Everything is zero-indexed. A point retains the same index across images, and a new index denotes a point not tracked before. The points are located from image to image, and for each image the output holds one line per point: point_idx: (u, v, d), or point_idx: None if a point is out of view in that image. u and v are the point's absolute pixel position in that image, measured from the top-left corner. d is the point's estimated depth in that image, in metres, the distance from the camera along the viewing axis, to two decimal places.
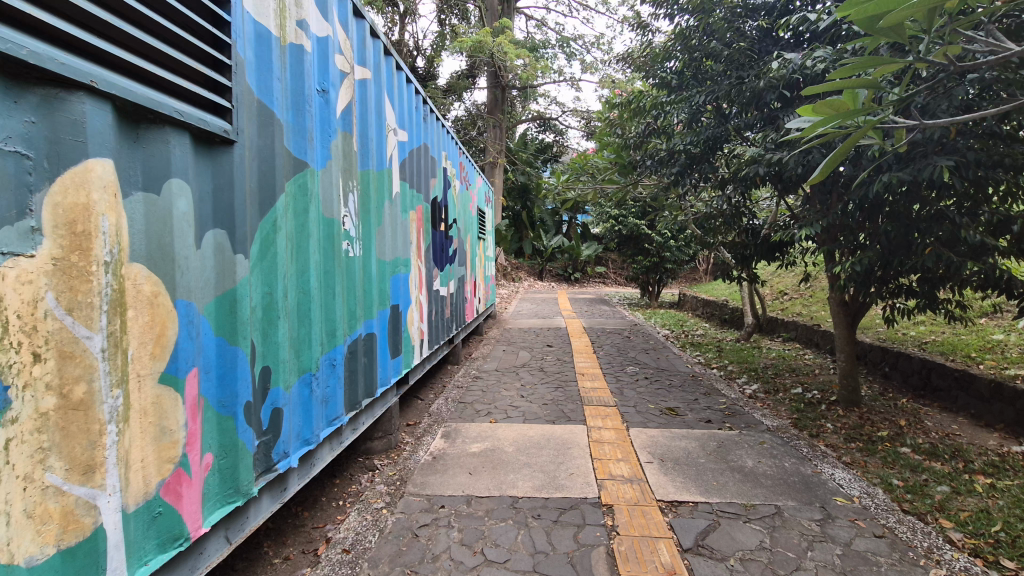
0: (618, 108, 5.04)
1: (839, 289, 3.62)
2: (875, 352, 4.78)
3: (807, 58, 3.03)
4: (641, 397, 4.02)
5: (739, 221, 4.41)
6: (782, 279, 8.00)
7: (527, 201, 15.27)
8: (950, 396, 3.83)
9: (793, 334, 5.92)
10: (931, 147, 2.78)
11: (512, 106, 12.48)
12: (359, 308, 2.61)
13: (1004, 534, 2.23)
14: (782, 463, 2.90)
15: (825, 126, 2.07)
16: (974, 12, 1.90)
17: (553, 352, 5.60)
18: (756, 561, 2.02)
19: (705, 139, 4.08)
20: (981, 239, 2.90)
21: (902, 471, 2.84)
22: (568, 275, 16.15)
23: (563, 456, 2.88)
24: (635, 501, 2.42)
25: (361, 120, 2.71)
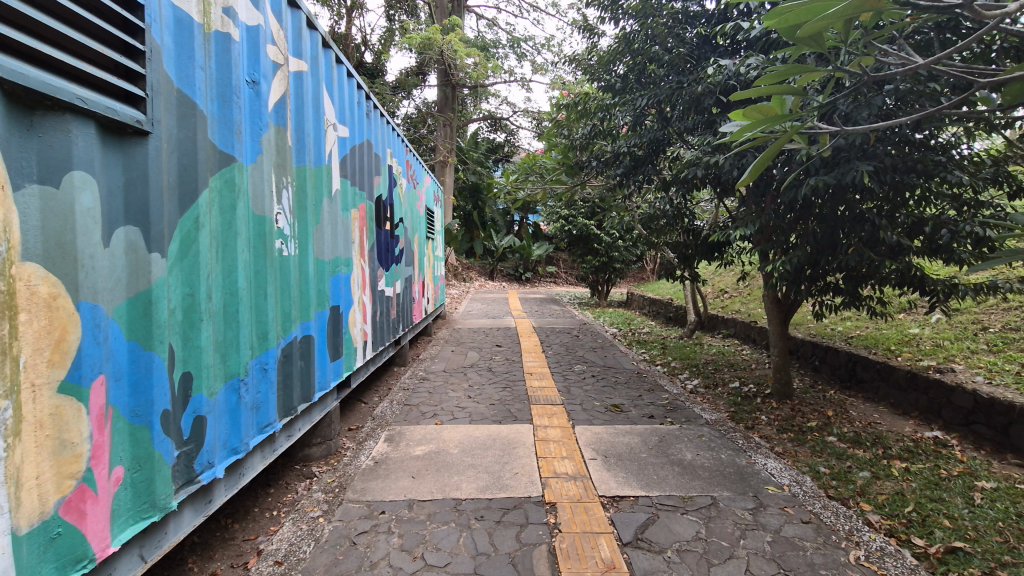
0: (565, 109, 5.08)
1: (773, 288, 3.79)
2: (807, 347, 5.04)
3: (741, 65, 3.15)
4: (587, 395, 4.07)
5: (680, 221, 4.54)
6: (722, 278, 8.33)
7: (478, 201, 15.20)
8: (872, 387, 4.10)
9: (732, 330, 6.16)
10: (853, 153, 2.94)
11: (463, 105, 12.41)
12: (294, 309, 2.50)
13: (916, 514, 2.40)
14: (719, 455, 3.00)
15: (754, 129, 2.13)
16: (887, 26, 2.02)
17: (502, 352, 5.60)
18: (692, 552, 2.08)
19: (648, 141, 4.17)
20: (897, 240, 3.10)
21: (829, 459, 3.00)
22: (520, 276, 16.32)
23: (508, 456, 2.88)
24: (578, 499, 2.44)
25: (296, 114, 2.60)
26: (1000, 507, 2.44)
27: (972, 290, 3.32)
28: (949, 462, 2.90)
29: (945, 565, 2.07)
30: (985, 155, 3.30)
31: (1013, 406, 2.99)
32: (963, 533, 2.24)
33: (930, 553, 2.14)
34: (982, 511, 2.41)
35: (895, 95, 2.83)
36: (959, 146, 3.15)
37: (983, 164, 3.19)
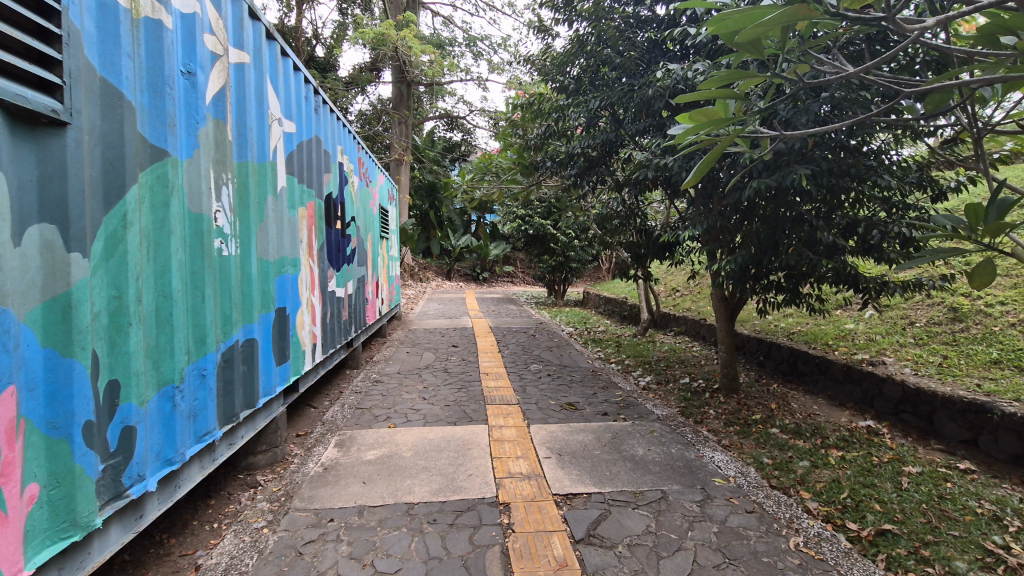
0: (520, 109, 5.10)
1: (720, 286, 3.91)
2: (752, 343, 5.25)
3: (688, 70, 3.24)
4: (542, 394, 4.09)
5: (633, 221, 4.63)
6: (673, 277, 8.57)
7: (434, 200, 15.04)
8: (812, 380, 4.31)
9: (683, 328, 6.34)
10: (793, 157, 3.07)
11: (419, 103, 12.26)
12: (235, 312, 2.40)
13: (850, 500, 2.53)
14: (669, 450, 3.08)
15: (698, 133, 2.18)
16: (820, 36, 2.11)
17: (458, 352, 5.56)
18: (643, 545, 2.12)
19: (601, 143, 4.23)
20: (833, 240, 3.27)
21: (771, 450, 3.12)
22: (477, 275, 16.31)
23: (463, 457, 2.86)
24: (532, 498, 2.45)
25: (237, 107, 2.49)
26: (924, 491, 2.61)
27: (899, 287, 3.54)
28: (880, 449, 3.08)
29: (876, 547, 2.20)
30: (912, 160, 3.52)
31: (936, 395, 3.21)
32: (891, 515, 2.39)
33: (862, 536, 2.26)
34: (908, 494, 2.57)
35: (830, 102, 2.98)
36: (889, 152, 3.34)
37: (909, 169, 3.40)
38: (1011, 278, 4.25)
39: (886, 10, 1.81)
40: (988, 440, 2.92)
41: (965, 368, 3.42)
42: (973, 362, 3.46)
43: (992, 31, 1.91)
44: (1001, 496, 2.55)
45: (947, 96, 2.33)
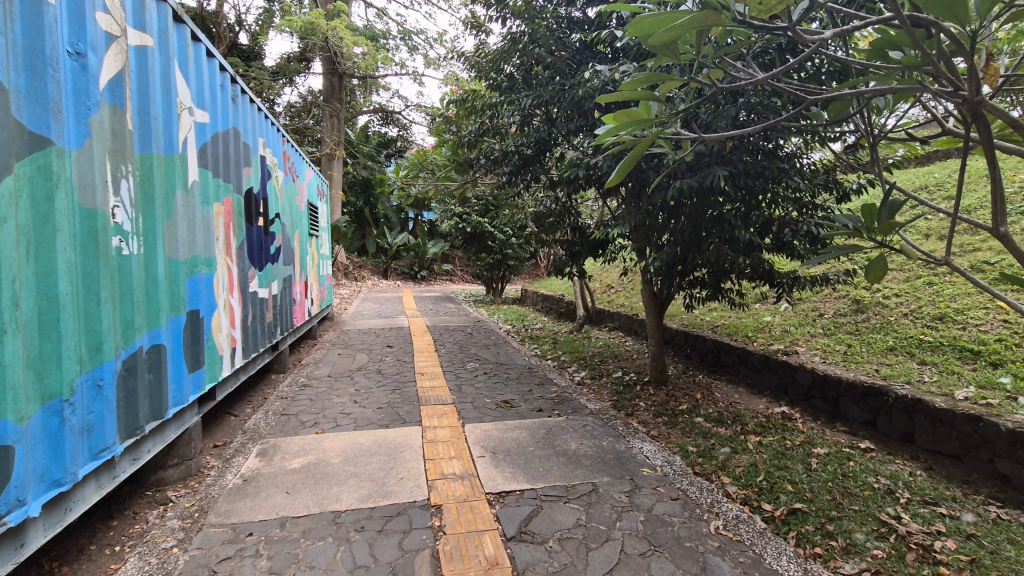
0: (454, 105, 5.04)
1: (649, 282, 4.05)
2: (680, 337, 5.48)
3: (615, 72, 3.32)
4: (478, 393, 4.07)
5: (567, 219, 4.69)
6: (608, 274, 8.80)
7: (370, 196, 14.64)
8: (734, 370, 4.56)
9: (617, 323, 6.53)
10: (713, 159, 3.23)
11: (352, 96, 11.89)
12: (138, 316, 2.21)
13: (765, 482, 2.70)
14: (601, 442, 3.15)
15: (623, 132, 2.21)
16: (734, 44, 2.21)
17: (393, 353, 5.44)
18: (572, 539, 2.15)
19: (535, 141, 4.26)
20: (750, 238, 3.46)
21: (696, 438, 3.27)
22: (414, 274, 16.05)
23: (394, 461, 2.79)
24: (464, 498, 2.42)
25: (139, 94, 2.29)
26: (830, 470, 2.82)
27: (808, 281, 3.80)
28: (792, 433, 3.30)
29: (787, 525, 2.35)
30: (820, 164, 3.78)
31: (841, 381, 3.48)
32: (801, 495, 2.56)
33: (775, 516, 2.41)
34: (817, 474, 2.77)
35: (746, 107, 3.14)
36: (799, 156, 3.58)
37: (818, 172, 3.65)
38: (904, 272, 4.67)
39: (789, 20, 1.89)
40: (884, 420, 3.20)
41: (866, 355, 3.73)
42: (872, 349, 3.78)
43: (884, 44, 2.08)
44: (894, 472, 2.80)
45: (846, 104, 2.52)
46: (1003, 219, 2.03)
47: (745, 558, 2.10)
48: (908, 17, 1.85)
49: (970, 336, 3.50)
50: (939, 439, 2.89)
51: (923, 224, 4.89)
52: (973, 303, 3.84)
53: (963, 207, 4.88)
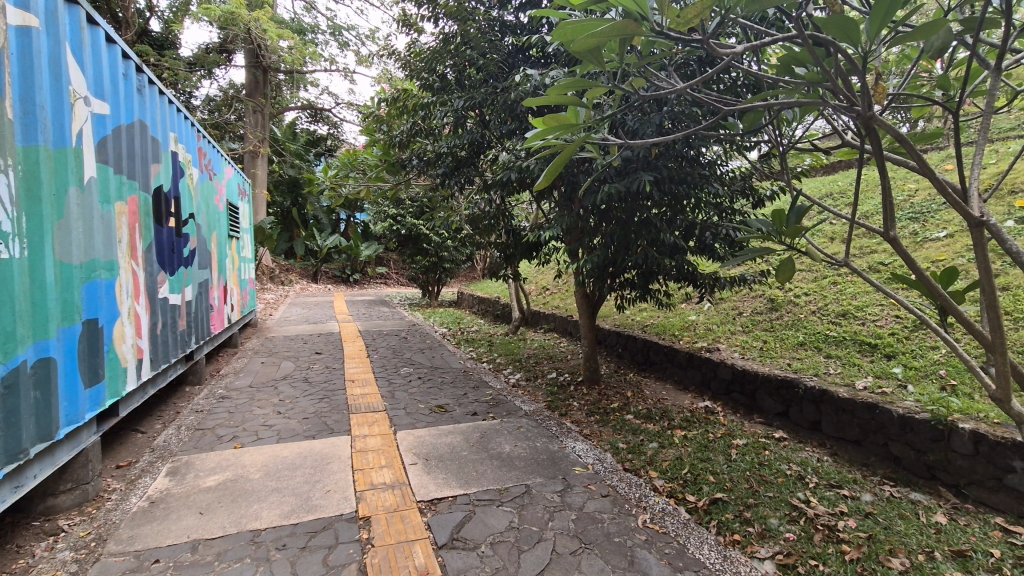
0: (386, 104, 4.92)
1: (582, 284, 4.13)
2: (612, 337, 5.64)
3: (544, 76, 3.37)
4: (411, 399, 3.99)
5: (501, 222, 4.70)
6: (544, 276, 8.92)
7: (298, 196, 14.02)
8: (662, 367, 4.75)
9: (552, 325, 6.62)
10: (639, 164, 3.35)
11: (278, 91, 11.35)
12: (21, 326, 1.98)
13: (689, 475, 2.82)
14: (534, 444, 3.17)
15: (550, 136, 2.22)
16: (656, 55, 2.30)
17: (322, 360, 5.22)
18: (504, 542, 2.15)
19: (468, 143, 4.24)
20: (674, 241, 3.61)
21: (626, 435, 3.37)
22: (347, 277, 15.53)
23: (320, 473, 2.67)
24: (394, 508, 2.36)
25: (20, 80, 2.04)
26: (748, 459, 2.99)
27: (727, 281, 4.03)
28: (715, 426, 3.47)
29: (709, 515, 2.47)
30: (738, 171, 4.01)
31: (757, 375, 3.70)
32: (722, 485, 2.71)
33: (698, 507, 2.53)
34: (736, 464, 2.92)
35: (670, 115, 3.28)
36: (719, 163, 3.78)
37: (736, 179, 3.88)
38: (812, 273, 5.06)
39: (704, 33, 1.98)
40: (795, 411, 3.44)
41: (779, 350, 4.00)
42: (785, 345, 4.05)
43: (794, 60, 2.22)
44: (804, 459, 3.01)
45: (759, 115, 2.68)
46: (891, 224, 2.24)
47: (671, 550, 2.18)
48: (809, 36, 1.99)
49: (868, 331, 3.83)
50: (842, 426, 3.14)
51: (827, 228, 5.32)
52: (870, 301, 4.21)
53: (860, 213, 5.35)
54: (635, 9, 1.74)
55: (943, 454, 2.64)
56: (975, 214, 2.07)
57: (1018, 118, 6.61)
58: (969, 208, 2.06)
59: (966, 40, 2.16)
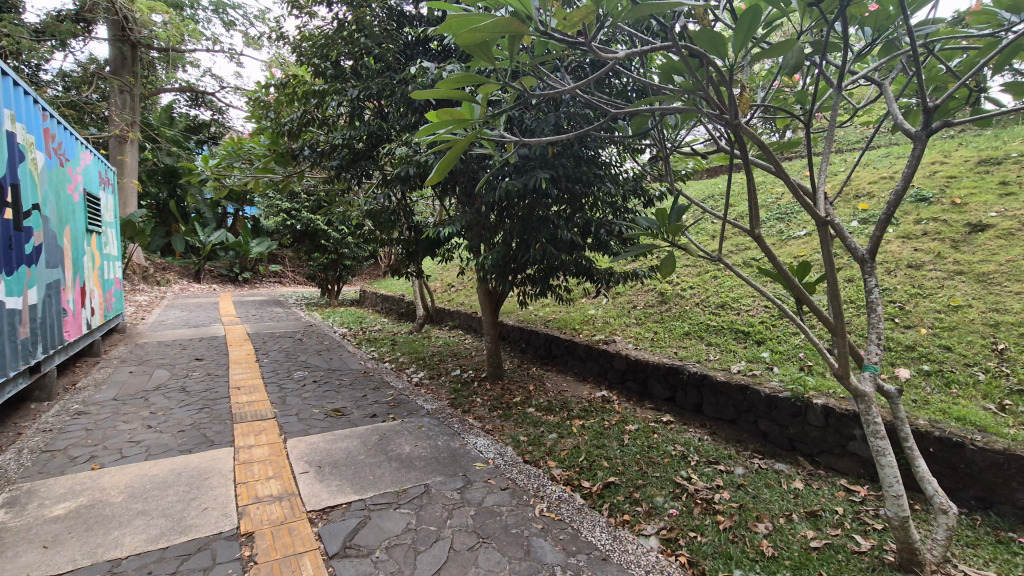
0: (274, 89, 4.60)
1: (484, 280, 4.14)
2: (515, 332, 5.74)
3: (440, 70, 3.33)
4: (304, 404, 3.77)
5: (401, 218, 4.58)
6: (448, 273, 8.87)
7: (176, 187, 12.73)
8: (563, 360, 4.92)
9: (456, 322, 6.61)
10: (537, 162, 3.42)
11: (151, 70, 10.22)
12: None
13: (585, 462, 2.94)
14: (435, 442, 3.14)
15: (442, 130, 2.18)
16: (548, 55, 2.34)
17: (203, 367, 4.78)
18: (400, 545, 2.10)
19: (365, 135, 4.09)
20: (570, 238, 3.74)
21: (527, 428, 3.44)
22: (235, 276, 14.32)
23: (197, 490, 2.45)
24: (281, 521, 2.22)
25: None
26: (639, 443, 3.18)
27: (621, 277, 4.25)
28: (610, 414, 3.66)
29: (602, 498, 2.59)
30: (630, 172, 4.23)
31: (648, 364, 3.95)
32: (614, 469, 2.85)
33: (592, 491, 2.65)
34: (628, 449, 3.10)
35: (566, 116, 3.38)
36: (612, 164, 3.97)
37: (629, 179, 4.09)
38: (696, 267, 5.49)
39: (588, 37, 2.04)
40: (681, 396, 3.71)
41: (668, 340, 4.30)
42: (673, 335, 4.36)
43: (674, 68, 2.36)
44: (687, 439, 3.26)
45: (644, 119, 2.83)
46: (756, 223, 2.48)
47: (565, 535, 2.26)
48: (684, 48, 2.14)
49: (742, 320, 4.23)
50: (720, 407, 3.44)
51: (708, 226, 5.80)
52: (744, 293, 4.65)
53: (735, 214, 5.90)
54: (521, 8, 1.75)
55: (801, 428, 2.98)
56: (821, 214, 2.35)
57: (859, 132, 7.65)
58: (816, 209, 2.33)
59: (814, 60, 2.44)
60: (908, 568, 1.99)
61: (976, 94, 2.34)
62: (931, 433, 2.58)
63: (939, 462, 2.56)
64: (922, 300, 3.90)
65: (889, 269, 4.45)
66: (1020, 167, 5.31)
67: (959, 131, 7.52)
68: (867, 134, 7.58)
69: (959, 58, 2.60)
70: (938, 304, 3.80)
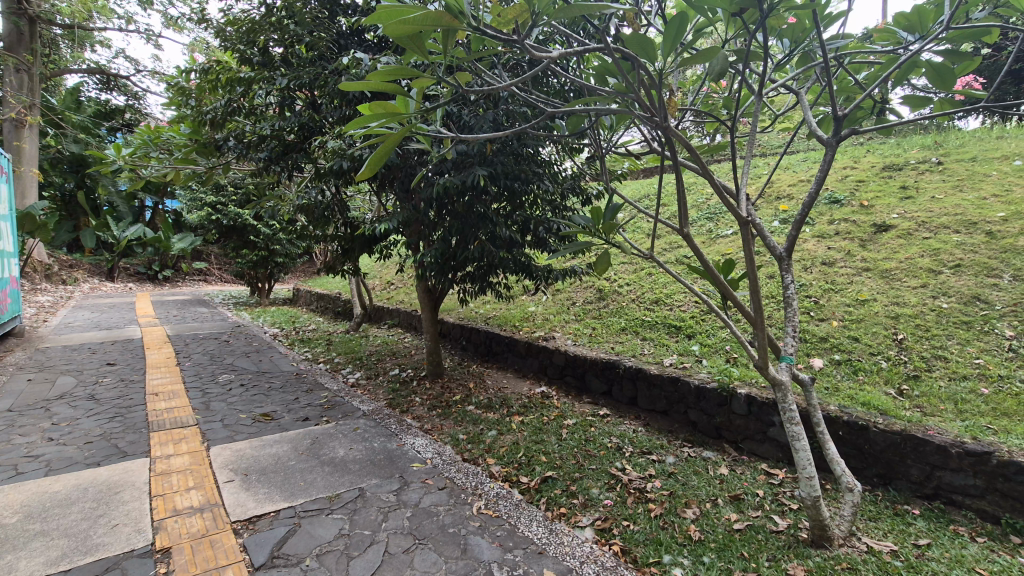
0: (195, 74, 4.32)
1: (423, 277, 4.08)
2: (456, 330, 5.71)
3: (374, 61, 3.23)
4: (230, 409, 3.58)
5: (335, 213, 4.42)
6: (387, 271, 8.70)
7: (85, 177, 11.71)
8: (503, 357, 4.94)
9: (396, 320, 6.49)
10: (475, 159, 3.40)
11: (54, 47, 9.32)
12: None
13: (523, 458, 2.97)
14: (371, 444, 3.06)
15: (376, 123, 2.10)
16: (483, 50, 2.32)
17: (116, 372, 4.43)
18: (332, 551, 2.03)
19: (296, 127, 3.92)
20: (509, 235, 3.74)
21: (467, 425, 3.43)
22: (153, 274, 13.39)
23: (106, 505, 2.26)
24: (202, 533, 2.09)
25: None
26: (576, 437, 3.24)
27: (560, 274, 4.31)
28: (549, 409, 3.71)
29: (540, 493, 2.62)
30: (569, 170, 4.29)
31: (586, 359, 4.04)
32: (552, 463, 2.90)
33: (530, 486, 2.68)
34: (565, 443, 3.15)
35: (504, 113, 3.38)
36: (552, 162, 4.01)
37: (567, 178, 4.14)
38: (632, 264, 5.67)
39: (521, 33, 2.04)
40: (617, 389, 3.82)
41: (605, 336, 4.41)
42: (610, 330, 4.48)
43: (609, 69, 2.42)
44: (622, 431, 3.36)
45: (580, 118, 2.87)
46: (685, 223, 2.59)
47: (502, 532, 2.27)
48: (616, 50, 2.18)
49: (675, 315, 4.41)
50: (653, 400, 3.57)
51: (643, 225, 6.00)
52: (676, 290, 4.85)
53: (668, 213, 6.14)
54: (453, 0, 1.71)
55: (726, 416, 3.15)
56: (743, 214, 2.48)
57: (780, 138, 8.17)
58: (739, 209, 2.46)
59: (738, 68, 2.56)
60: (819, 543, 2.14)
61: (878, 105, 2.55)
62: (840, 418, 2.79)
63: (847, 444, 2.78)
64: (834, 295, 4.22)
65: (806, 266, 4.78)
66: (916, 173, 5.86)
67: (866, 139, 8.18)
68: (786, 139, 8.11)
69: (866, 72, 2.82)
70: (848, 298, 4.12)
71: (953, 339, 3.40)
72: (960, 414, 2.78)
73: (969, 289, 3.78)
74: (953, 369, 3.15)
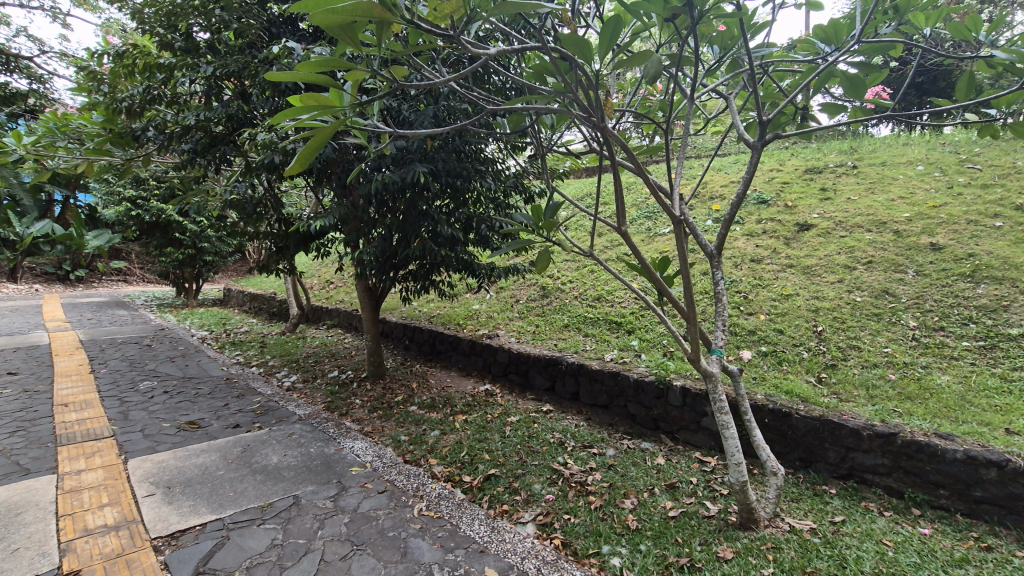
0: (107, 58, 3.99)
1: (362, 276, 3.97)
2: (399, 329, 5.60)
3: (307, 52, 3.11)
4: (151, 418, 3.35)
5: (268, 210, 4.23)
6: (325, 270, 8.42)
7: None
8: (447, 356, 4.90)
9: (335, 321, 6.30)
10: (415, 155, 3.34)
11: None
12: None
13: (466, 457, 2.95)
14: (307, 450, 2.96)
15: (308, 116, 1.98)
16: (419, 45, 2.28)
17: (19, 381, 4.04)
18: (263, 563, 1.95)
19: (223, 118, 3.71)
20: (451, 233, 3.71)
21: (408, 426, 3.38)
22: (64, 274, 12.34)
23: (5, 529, 2.06)
24: (118, 553, 1.95)
25: None
26: (519, 434, 3.26)
27: (503, 271, 4.32)
28: (492, 407, 3.71)
29: (483, 491, 2.62)
30: (511, 168, 4.29)
31: (528, 356, 4.06)
32: (495, 461, 2.90)
33: (473, 485, 2.67)
34: (508, 440, 3.17)
35: (445, 109, 3.35)
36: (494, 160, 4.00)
37: (510, 175, 4.15)
38: (575, 262, 5.77)
39: (457, 28, 2.00)
40: (560, 385, 3.88)
41: (548, 333, 4.46)
42: (553, 327, 4.54)
43: (546, 68, 2.43)
44: (564, 427, 3.41)
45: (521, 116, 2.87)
46: (622, 221, 2.66)
47: (443, 532, 2.25)
48: (553, 49, 2.20)
49: (615, 311, 4.52)
50: (594, 394, 3.65)
51: (585, 223, 6.12)
52: (617, 287, 4.98)
53: (609, 212, 6.29)
54: None
55: (663, 408, 3.27)
56: (677, 213, 2.57)
57: (712, 141, 8.56)
58: (673, 209, 2.55)
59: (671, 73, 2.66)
60: (746, 526, 2.26)
61: (799, 112, 2.71)
62: (766, 406, 2.96)
63: (771, 431, 2.95)
64: (761, 290, 4.47)
65: (736, 263, 5.04)
66: (834, 176, 6.30)
67: (789, 144, 8.73)
68: (718, 142, 8.51)
69: (788, 80, 3.00)
70: (774, 293, 4.38)
71: (865, 330, 3.68)
72: (871, 398, 3.01)
73: (879, 284, 4.11)
74: (865, 358, 3.41)
